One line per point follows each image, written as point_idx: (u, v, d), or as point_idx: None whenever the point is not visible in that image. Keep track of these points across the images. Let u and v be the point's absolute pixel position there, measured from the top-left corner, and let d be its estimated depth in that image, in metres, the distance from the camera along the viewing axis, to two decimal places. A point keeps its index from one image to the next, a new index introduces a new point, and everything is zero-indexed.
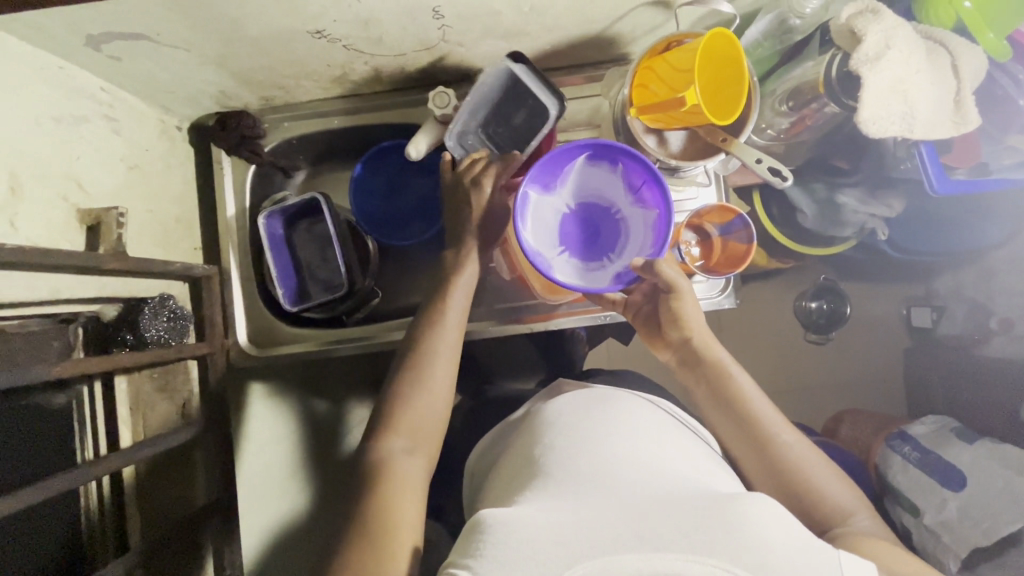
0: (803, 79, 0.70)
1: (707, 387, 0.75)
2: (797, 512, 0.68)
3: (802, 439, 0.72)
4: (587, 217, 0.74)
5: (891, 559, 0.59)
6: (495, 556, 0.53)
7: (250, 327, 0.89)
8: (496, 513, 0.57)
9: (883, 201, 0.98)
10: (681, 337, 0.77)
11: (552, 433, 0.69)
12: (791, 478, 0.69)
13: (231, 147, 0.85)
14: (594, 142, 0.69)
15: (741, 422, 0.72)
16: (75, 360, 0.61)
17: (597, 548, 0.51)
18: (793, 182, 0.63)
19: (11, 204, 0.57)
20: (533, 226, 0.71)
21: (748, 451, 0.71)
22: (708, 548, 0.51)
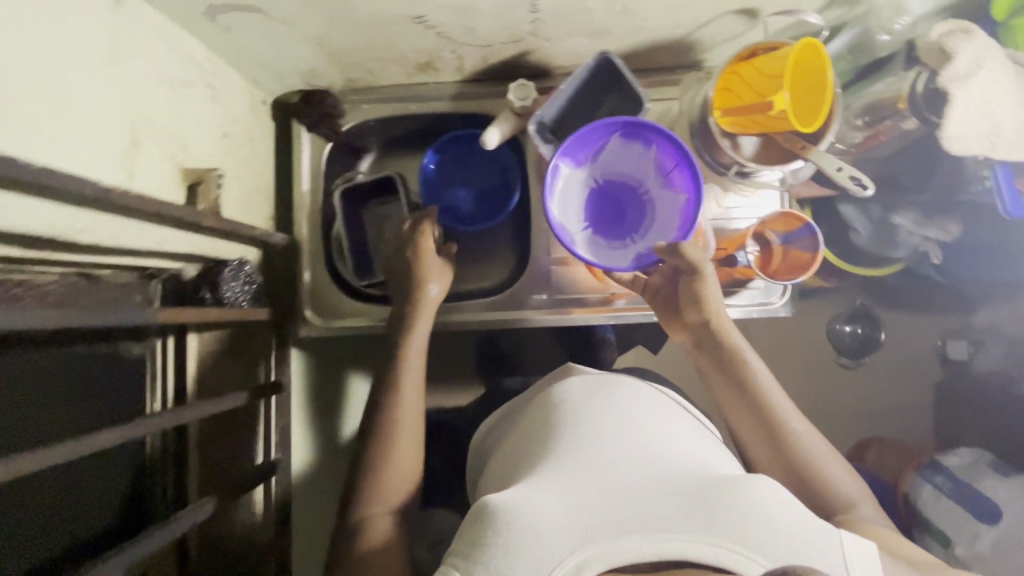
0: (883, 94, 0.72)
1: (720, 369, 0.76)
2: (801, 496, 0.70)
3: (810, 427, 0.73)
4: (615, 196, 0.79)
5: (892, 547, 0.61)
6: (504, 540, 0.55)
7: (312, 299, 0.92)
8: (501, 498, 0.58)
9: (940, 224, 0.99)
10: (699, 318, 0.77)
11: (559, 415, 0.71)
12: (798, 464, 0.70)
13: (312, 124, 0.89)
14: (631, 121, 0.74)
15: (752, 409, 0.73)
16: (174, 309, 0.62)
17: (601, 533, 0.53)
18: (873, 192, 0.64)
19: (131, 155, 0.60)
20: (561, 197, 0.76)
21: (757, 435, 0.73)
22: (711, 527, 0.53)
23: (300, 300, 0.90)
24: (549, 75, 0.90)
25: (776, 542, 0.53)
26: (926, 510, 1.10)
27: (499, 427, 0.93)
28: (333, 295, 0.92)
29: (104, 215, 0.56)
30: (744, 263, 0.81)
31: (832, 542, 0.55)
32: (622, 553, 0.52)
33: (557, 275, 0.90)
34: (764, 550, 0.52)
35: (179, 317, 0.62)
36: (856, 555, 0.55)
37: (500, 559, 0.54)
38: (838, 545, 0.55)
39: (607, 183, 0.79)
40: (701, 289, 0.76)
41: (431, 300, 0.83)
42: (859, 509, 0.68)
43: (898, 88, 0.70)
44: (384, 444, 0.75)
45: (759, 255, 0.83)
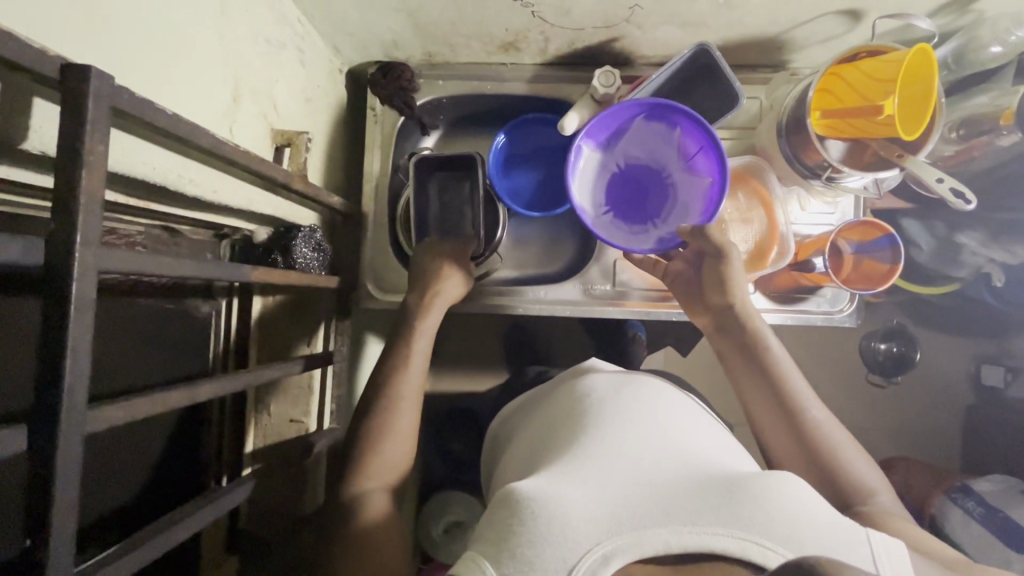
0: (983, 108, 0.71)
1: (743, 355, 0.72)
2: (820, 485, 0.64)
3: (832, 417, 0.69)
4: (638, 180, 0.79)
5: (925, 542, 0.56)
6: (528, 528, 0.50)
7: (372, 272, 0.92)
8: (526, 484, 0.54)
9: (1006, 246, 0.95)
10: (724, 302, 0.74)
11: (579, 405, 0.68)
12: (819, 452, 0.65)
13: (387, 97, 0.88)
14: (654, 102, 0.74)
15: (775, 395, 0.69)
16: (266, 269, 0.60)
17: (625, 525, 0.50)
18: (974, 206, 0.64)
19: (232, 111, 0.60)
20: (582, 180, 0.77)
21: (777, 422, 0.68)
22: (735, 519, 0.49)
23: (360, 273, 0.90)
24: (630, 64, 0.89)
25: (805, 538, 0.49)
26: (955, 532, 1.13)
27: (516, 417, 0.88)
28: (394, 269, 0.92)
29: (210, 168, 0.56)
30: (821, 270, 0.79)
31: (859, 537, 0.50)
32: (647, 545, 0.48)
33: (622, 267, 0.89)
34: (795, 547, 0.48)
35: (267, 278, 0.60)
36: (886, 549, 0.50)
37: (520, 549, 0.50)
38: (865, 539, 0.50)
39: (630, 168, 0.79)
40: (730, 271, 0.73)
41: (452, 291, 0.80)
42: (880, 500, 0.62)
43: (1001, 103, 0.69)
44: (381, 425, 0.69)
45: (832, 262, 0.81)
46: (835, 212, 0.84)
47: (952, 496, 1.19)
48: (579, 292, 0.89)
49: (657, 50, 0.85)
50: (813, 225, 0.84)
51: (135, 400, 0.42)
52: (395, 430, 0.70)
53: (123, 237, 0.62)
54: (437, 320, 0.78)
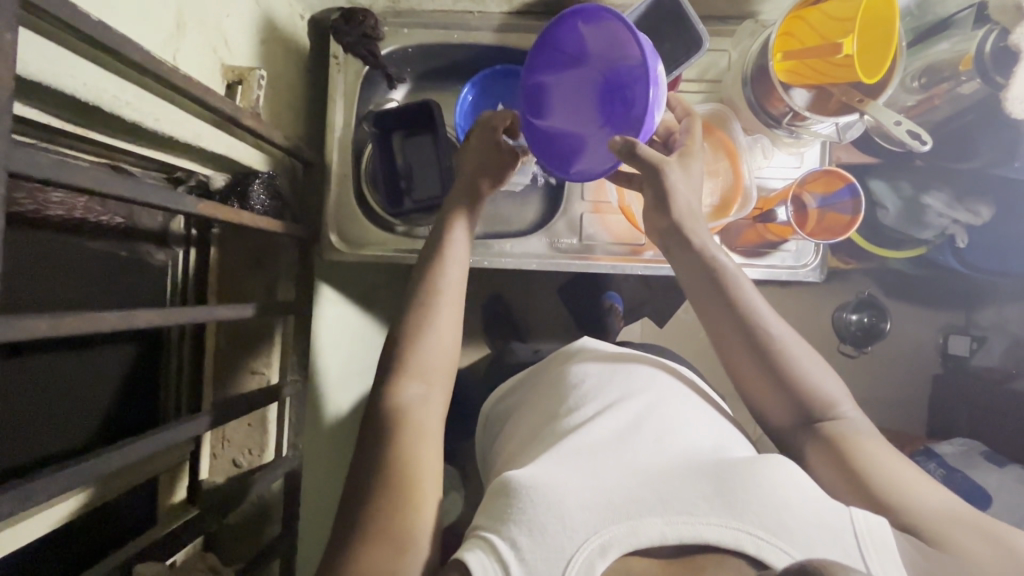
0: (944, 55, 0.70)
1: (707, 295, 0.67)
2: (789, 409, 0.64)
3: (791, 331, 0.66)
4: (615, 82, 0.65)
5: (891, 471, 0.58)
6: (524, 518, 0.51)
7: (337, 225, 0.88)
8: (519, 475, 0.55)
9: (969, 207, 0.97)
10: (666, 223, 0.69)
11: (570, 401, 0.69)
12: (789, 378, 0.63)
13: (350, 43, 0.86)
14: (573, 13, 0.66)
15: (739, 328, 0.65)
16: (216, 205, 0.59)
17: (621, 515, 0.51)
18: (929, 148, 0.64)
19: (176, 38, 0.58)
20: (557, 110, 0.70)
21: (743, 355, 0.65)
22: (728, 509, 0.50)
23: (324, 226, 0.88)
24: None
25: (794, 525, 0.50)
26: None
27: (511, 395, 0.88)
28: (360, 223, 0.90)
29: (148, 92, 0.53)
30: (782, 220, 0.80)
31: (842, 520, 0.51)
32: (643, 536, 0.50)
33: (589, 221, 0.88)
34: (784, 535, 0.49)
35: (216, 212, 0.59)
36: (867, 534, 0.50)
37: (523, 536, 0.50)
38: (848, 523, 0.51)
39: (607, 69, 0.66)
40: (666, 183, 0.67)
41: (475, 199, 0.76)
42: (846, 415, 0.62)
43: (961, 49, 0.68)
44: None
45: (796, 215, 0.82)
46: (801, 164, 0.84)
47: (915, 458, 1.22)
48: (545, 245, 0.88)
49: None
50: (780, 179, 0.84)
51: (65, 317, 0.41)
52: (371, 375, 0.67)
53: None
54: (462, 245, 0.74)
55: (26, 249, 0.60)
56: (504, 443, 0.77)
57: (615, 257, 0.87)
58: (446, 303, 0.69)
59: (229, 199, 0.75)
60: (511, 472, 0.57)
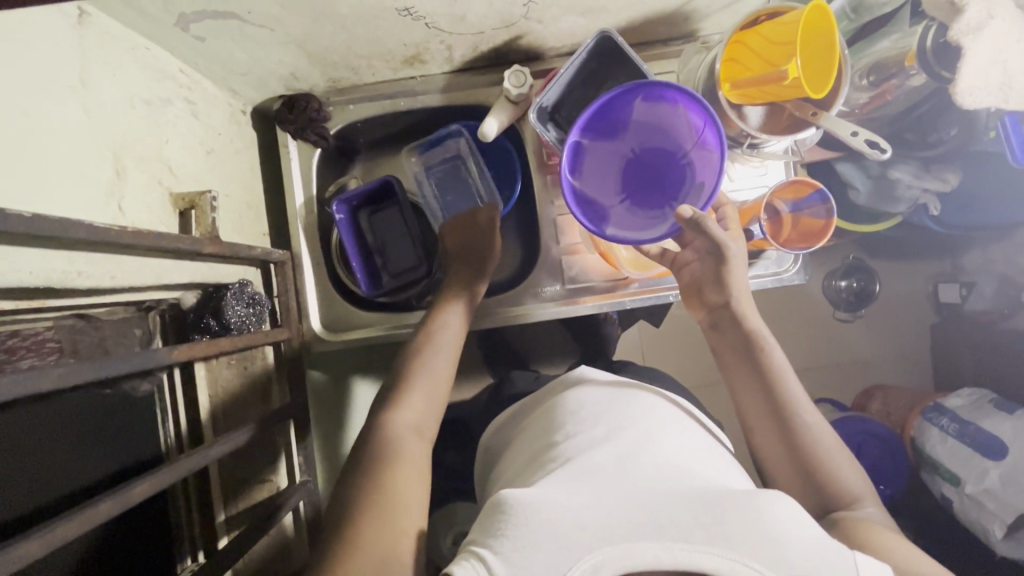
0: (888, 52, 0.70)
1: (737, 354, 0.75)
2: (808, 492, 0.67)
3: (823, 422, 0.70)
4: (647, 161, 0.73)
5: (897, 551, 0.57)
6: (516, 536, 0.52)
7: (324, 313, 0.88)
8: (517, 492, 0.56)
9: (938, 175, 0.96)
10: (720, 300, 0.77)
11: (564, 428, 0.69)
12: (814, 461, 0.67)
13: (298, 131, 0.84)
14: (646, 84, 0.68)
15: (768, 397, 0.71)
16: (189, 344, 0.59)
17: (616, 536, 0.51)
18: (889, 155, 0.65)
19: (117, 187, 0.56)
20: (587, 173, 0.72)
21: (769, 424, 0.71)
22: (724, 538, 0.50)
23: (306, 316, 0.86)
24: (540, 58, 0.86)
25: (791, 558, 0.49)
26: (934, 452, 1.20)
27: (505, 432, 0.88)
28: (343, 306, 0.89)
29: (100, 255, 0.52)
30: (759, 236, 0.82)
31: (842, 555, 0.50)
32: (637, 557, 0.50)
33: (569, 263, 0.87)
34: (780, 565, 0.48)
35: (194, 353, 0.58)
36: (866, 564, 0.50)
37: (514, 551, 0.51)
38: (851, 564, 0.50)
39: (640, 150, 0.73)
40: (733, 262, 0.75)
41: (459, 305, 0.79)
42: (866, 508, 0.64)
43: (903, 45, 0.68)
44: None
45: (769, 225, 0.82)
46: (766, 173, 0.84)
47: (927, 416, 1.24)
48: (529, 296, 0.88)
49: (565, 41, 0.82)
50: (750, 190, 0.84)
51: (53, 527, 0.41)
52: None
53: (31, 339, 0.57)
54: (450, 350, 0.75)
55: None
56: (497, 479, 0.76)
57: (598, 297, 0.86)
58: (424, 393, 0.70)
59: (204, 316, 0.74)
60: (507, 489, 0.58)
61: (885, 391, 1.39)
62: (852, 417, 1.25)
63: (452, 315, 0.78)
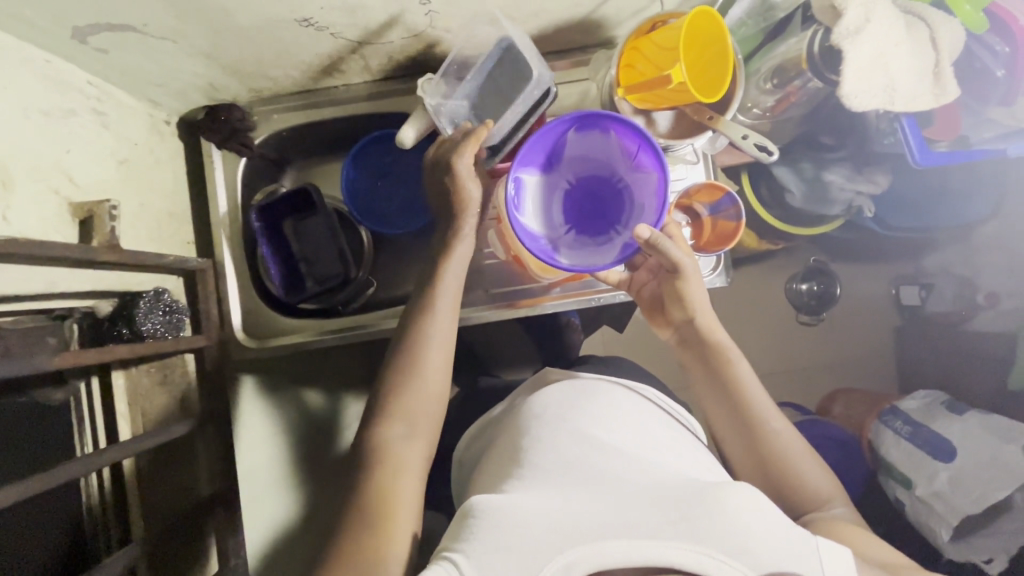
0: (786, 55, 0.71)
1: (706, 367, 0.77)
2: (779, 497, 0.72)
3: (790, 426, 0.74)
4: (587, 192, 0.74)
5: (865, 544, 0.64)
6: (488, 540, 0.54)
7: (248, 320, 0.89)
8: (488, 500, 0.58)
9: (870, 177, 0.96)
10: (683, 317, 0.78)
11: (530, 430, 0.67)
12: (780, 471, 0.71)
13: (221, 141, 0.85)
14: (577, 115, 0.68)
15: (735, 407, 0.75)
16: (74, 352, 0.59)
17: (585, 537, 0.52)
18: (777, 157, 0.67)
19: (3, 196, 0.57)
20: (530, 206, 0.72)
21: (737, 433, 0.74)
22: (691, 533, 0.51)
23: (230, 325, 0.88)
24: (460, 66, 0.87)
25: (757, 549, 0.51)
26: (889, 455, 1.18)
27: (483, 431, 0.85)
28: (265, 313, 0.90)
29: None
30: None
31: (806, 546, 0.54)
32: (607, 555, 0.51)
33: (491, 269, 0.89)
34: (747, 557, 0.50)
35: (81, 359, 0.59)
36: (828, 557, 0.54)
37: (485, 556, 0.53)
38: (813, 551, 0.54)
39: (579, 181, 0.74)
40: (684, 287, 0.75)
41: (442, 331, 0.75)
42: (833, 509, 0.70)
43: (797, 50, 0.69)
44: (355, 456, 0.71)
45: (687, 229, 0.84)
46: (684, 178, 0.85)
47: (883, 419, 1.23)
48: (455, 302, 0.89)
49: None
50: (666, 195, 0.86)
51: None
52: (393, 414, 0.71)
53: None
54: (442, 363, 0.75)
55: None
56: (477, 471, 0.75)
57: (522, 301, 0.88)
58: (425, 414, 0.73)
59: (117, 324, 0.74)
60: (478, 495, 0.60)
61: (847, 395, 1.36)
62: (805, 420, 1.24)
63: (430, 366, 0.74)
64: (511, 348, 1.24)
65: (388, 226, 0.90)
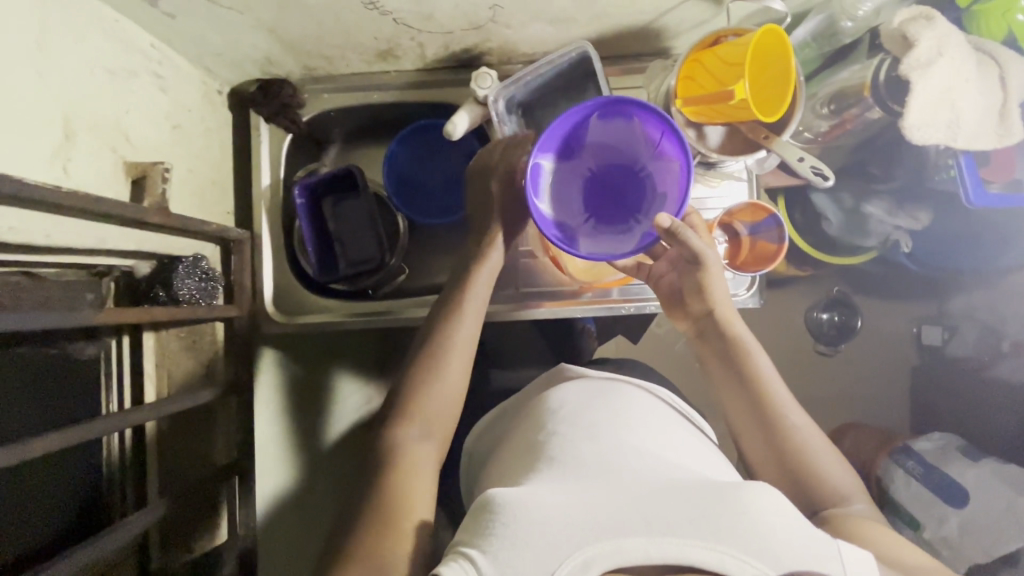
0: (848, 81, 0.70)
1: (723, 360, 0.77)
2: (798, 494, 0.70)
3: (809, 421, 0.73)
4: (608, 180, 0.74)
5: (889, 540, 0.61)
6: (504, 535, 0.50)
7: (279, 294, 0.90)
8: (503, 492, 0.55)
9: (910, 213, 0.95)
10: (703, 309, 0.78)
11: (545, 426, 0.68)
12: (799, 466, 0.70)
13: (270, 115, 0.86)
14: (601, 100, 0.69)
15: (752, 400, 0.74)
16: (118, 310, 0.60)
17: (603, 533, 0.49)
18: (833, 182, 0.66)
19: (64, 149, 0.58)
20: (552, 193, 0.73)
21: (753, 426, 0.73)
22: (712, 530, 0.49)
23: (261, 298, 0.89)
24: (513, 62, 0.87)
25: (781, 550, 0.48)
26: (898, 494, 1.14)
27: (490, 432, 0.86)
28: (295, 289, 0.90)
29: (35, 213, 0.54)
30: None
31: (832, 545, 0.51)
32: (626, 552, 0.48)
33: (525, 267, 0.89)
34: (772, 557, 0.47)
35: (122, 316, 0.60)
36: (856, 557, 0.50)
37: (500, 550, 0.50)
38: (838, 550, 0.51)
39: (602, 169, 0.74)
40: (706, 273, 0.76)
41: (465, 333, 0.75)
42: (854, 505, 0.67)
43: (862, 75, 0.68)
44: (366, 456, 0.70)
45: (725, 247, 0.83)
46: (725, 195, 0.85)
47: (894, 458, 1.19)
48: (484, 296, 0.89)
49: (536, 48, 0.83)
50: (707, 211, 0.85)
51: None
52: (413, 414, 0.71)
53: None
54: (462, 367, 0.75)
55: None
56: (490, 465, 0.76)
57: (554, 302, 0.87)
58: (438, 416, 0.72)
59: (155, 287, 0.75)
60: (494, 489, 0.57)
61: (857, 429, 1.33)
62: None
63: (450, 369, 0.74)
64: (527, 348, 1.24)
65: (426, 216, 0.91)
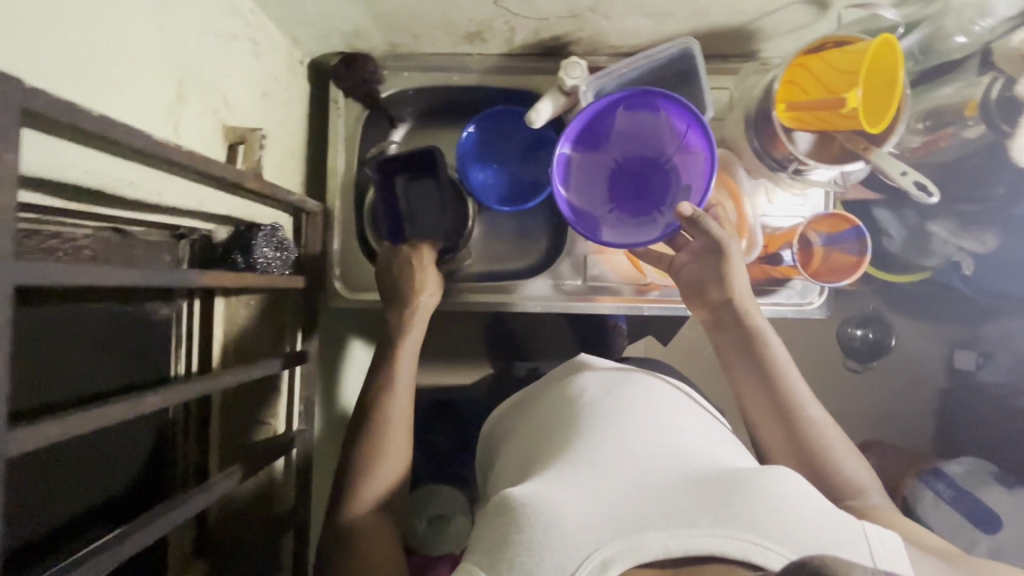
0: (947, 100, 0.75)
1: (739, 350, 0.72)
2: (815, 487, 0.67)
3: (825, 412, 0.70)
4: (632, 173, 0.77)
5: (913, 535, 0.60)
6: (530, 534, 0.49)
7: (342, 268, 0.90)
8: (522, 492, 0.52)
9: (976, 236, 0.94)
10: (722, 298, 0.74)
11: (568, 412, 0.64)
12: (818, 460, 0.67)
13: (351, 89, 0.86)
14: (630, 92, 0.73)
15: (769, 393, 0.70)
16: (216, 273, 0.59)
17: (623, 530, 0.48)
18: (937, 200, 0.64)
19: (176, 108, 0.58)
20: (576, 182, 0.76)
21: (772, 421, 0.69)
22: (734, 520, 0.48)
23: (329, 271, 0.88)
24: (598, 54, 0.87)
25: (797, 531, 0.48)
26: (926, 515, 1.11)
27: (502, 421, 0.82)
28: (359, 265, 0.91)
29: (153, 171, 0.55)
30: (788, 263, 0.81)
31: (856, 530, 0.51)
32: (646, 550, 0.47)
33: (592, 261, 0.89)
34: (791, 544, 0.47)
35: (219, 281, 0.59)
36: (880, 545, 0.50)
37: (523, 556, 0.48)
38: (861, 535, 0.51)
39: (626, 160, 0.77)
40: (729, 262, 0.73)
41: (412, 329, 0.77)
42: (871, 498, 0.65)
43: (967, 94, 0.74)
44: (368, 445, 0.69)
45: (802, 255, 0.82)
46: (804, 204, 0.85)
47: (923, 478, 1.16)
48: (549, 287, 0.89)
49: (624, 41, 0.83)
50: (784, 219, 0.85)
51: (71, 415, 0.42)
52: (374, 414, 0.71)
53: (69, 243, 0.58)
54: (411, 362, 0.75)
55: (50, 322, 0.62)
56: (504, 447, 0.74)
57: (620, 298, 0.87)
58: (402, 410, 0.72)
59: (232, 253, 0.73)
60: (510, 489, 0.54)
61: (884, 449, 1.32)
62: None
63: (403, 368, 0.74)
64: (566, 341, 1.24)
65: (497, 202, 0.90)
